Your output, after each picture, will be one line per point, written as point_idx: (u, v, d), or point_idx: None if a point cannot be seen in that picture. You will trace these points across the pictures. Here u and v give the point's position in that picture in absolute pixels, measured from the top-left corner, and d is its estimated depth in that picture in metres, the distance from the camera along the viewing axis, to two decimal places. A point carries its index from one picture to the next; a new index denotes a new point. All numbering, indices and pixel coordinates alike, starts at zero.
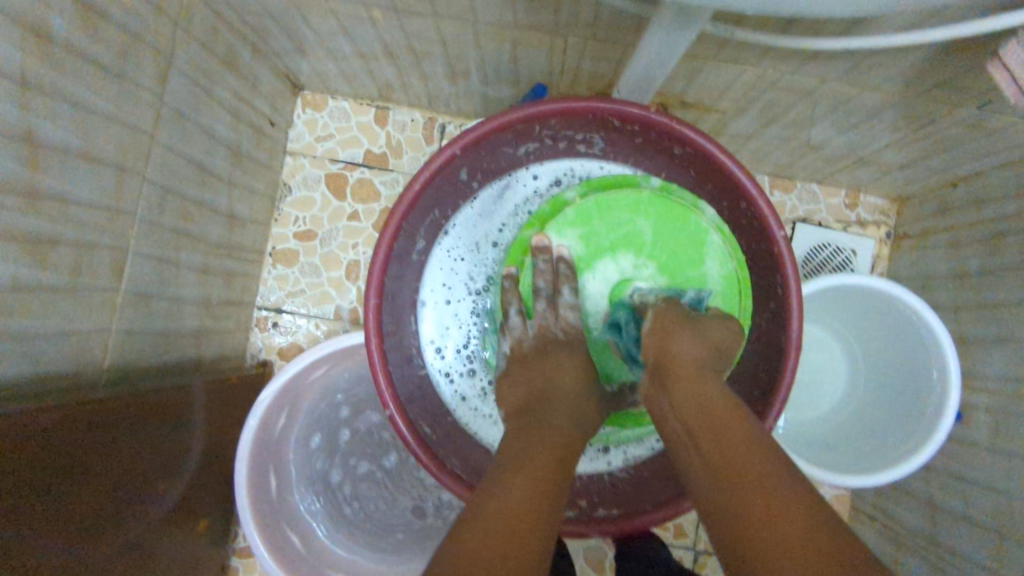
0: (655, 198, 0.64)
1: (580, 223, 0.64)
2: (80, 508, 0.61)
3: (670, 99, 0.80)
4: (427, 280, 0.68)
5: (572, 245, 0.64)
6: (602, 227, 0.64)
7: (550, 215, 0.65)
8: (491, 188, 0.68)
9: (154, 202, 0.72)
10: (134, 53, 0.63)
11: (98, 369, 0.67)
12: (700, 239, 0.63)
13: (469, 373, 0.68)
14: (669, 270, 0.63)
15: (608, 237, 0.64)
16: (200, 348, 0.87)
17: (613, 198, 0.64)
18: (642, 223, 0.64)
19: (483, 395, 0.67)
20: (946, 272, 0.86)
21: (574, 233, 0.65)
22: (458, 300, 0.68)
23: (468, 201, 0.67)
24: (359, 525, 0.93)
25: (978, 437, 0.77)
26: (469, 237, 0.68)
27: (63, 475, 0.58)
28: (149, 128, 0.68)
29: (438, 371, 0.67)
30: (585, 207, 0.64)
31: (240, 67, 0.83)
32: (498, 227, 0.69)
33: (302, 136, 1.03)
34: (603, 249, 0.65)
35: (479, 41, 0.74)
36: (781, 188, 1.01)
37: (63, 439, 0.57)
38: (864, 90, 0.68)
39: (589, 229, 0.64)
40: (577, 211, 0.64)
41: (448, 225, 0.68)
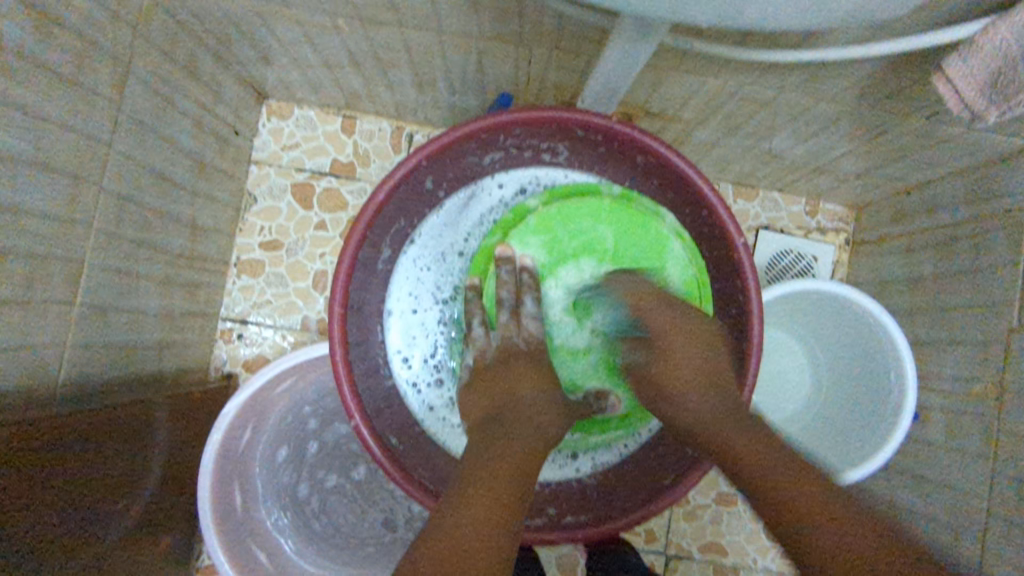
0: (618, 205, 0.64)
1: (544, 230, 0.64)
2: (34, 528, 0.59)
3: (635, 109, 0.82)
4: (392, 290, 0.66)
5: (535, 254, 0.64)
6: (564, 235, 0.64)
7: (514, 223, 0.65)
8: (457, 197, 0.67)
9: (112, 212, 0.70)
10: (90, 59, 0.62)
11: (53, 386, 0.65)
12: (661, 246, 0.64)
13: (437, 384, 0.66)
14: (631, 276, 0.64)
15: (570, 245, 0.65)
16: (161, 362, 0.85)
17: (575, 206, 0.64)
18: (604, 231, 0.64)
19: (451, 405, 0.66)
20: (903, 277, 0.89)
21: (536, 242, 0.65)
22: (425, 310, 0.67)
23: (433, 211, 0.66)
24: (327, 540, 0.91)
25: (934, 437, 0.79)
26: (435, 247, 0.67)
27: (15, 493, 0.56)
28: (105, 137, 0.66)
29: (406, 382, 0.66)
30: (550, 215, 0.64)
31: (201, 74, 0.82)
32: (464, 236, 0.68)
33: (268, 145, 1.01)
34: (565, 259, 0.65)
35: (445, 50, 0.74)
36: (744, 196, 1.03)
37: (11, 456, 0.55)
38: (820, 101, 0.70)
39: (552, 237, 0.65)
40: (540, 219, 0.64)
41: (414, 234, 0.66)
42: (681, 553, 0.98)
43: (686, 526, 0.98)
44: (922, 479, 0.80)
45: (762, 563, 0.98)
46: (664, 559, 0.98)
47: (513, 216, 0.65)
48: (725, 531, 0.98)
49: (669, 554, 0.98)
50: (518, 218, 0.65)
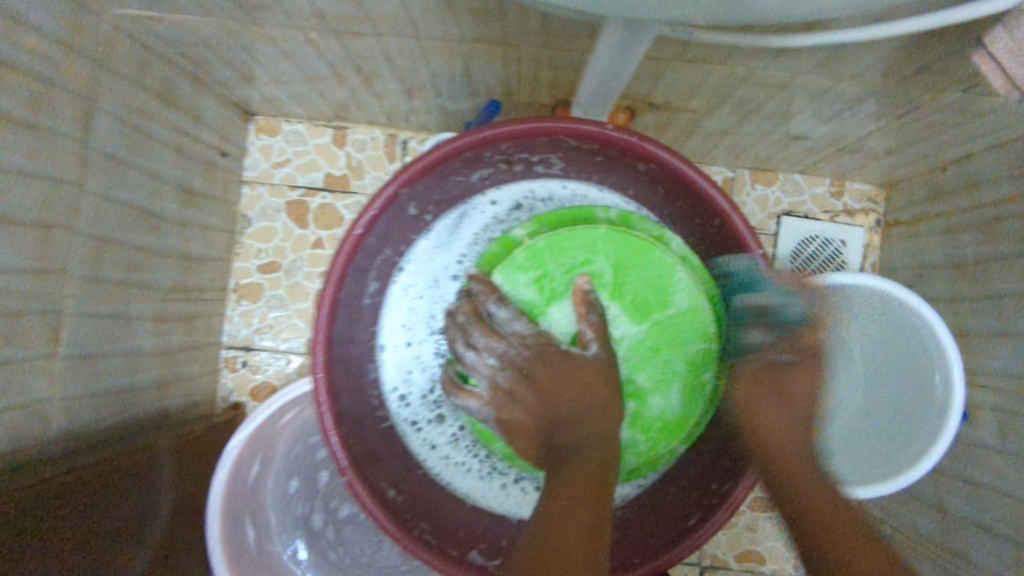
0: (619, 232, 0.56)
1: (534, 265, 0.55)
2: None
3: (638, 102, 0.76)
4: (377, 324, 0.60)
5: (525, 293, 0.56)
6: (558, 271, 0.55)
7: (501, 256, 0.56)
8: (446, 218, 0.59)
9: (92, 255, 0.67)
10: (49, 100, 0.58)
11: (42, 442, 0.62)
12: (675, 279, 0.55)
13: (438, 420, 0.60)
14: (635, 311, 0.56)
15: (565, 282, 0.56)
16: (163, 400, 0.82)
17: (569, 236, 0.55)
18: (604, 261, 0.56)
19: (456, 442, 0.60)
20: (943, 262, 0.82)
21: (525, 278, 0.55)
22: (420, 342, 0.60)
23: (420, 234, 0.59)
24: (345, 571, 0.89)
25: (986, 438, 0.73)
26: (426, 273, 0.59)
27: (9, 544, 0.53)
28: (75, 179, 0.63)
29: (404, 421, 0.60)
30: (540, 248, 0.55)
31: (178, 99, 0.78)
32: (458, 258, 0.59)
33: (258, 164, 0.97)
34: (561, 298, 0.56)
35: (427, 56, 0.69)
36: (763, 182, 0.96)
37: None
38: (841, 81, 0.64)
39: (543, 272, 0.55)
40: (530, 253, 0.55)
41: (402, 260, 0.59)
42: (715, 563, 0.93)
43: (720, 535, 0.93)
44: (975, 483, 0.74)
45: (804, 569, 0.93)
46: (698, 570, 0.93)
47: (500, 247, 0.56)
48: (762, 538, 0.93)
49: (703, 566, 0.93)
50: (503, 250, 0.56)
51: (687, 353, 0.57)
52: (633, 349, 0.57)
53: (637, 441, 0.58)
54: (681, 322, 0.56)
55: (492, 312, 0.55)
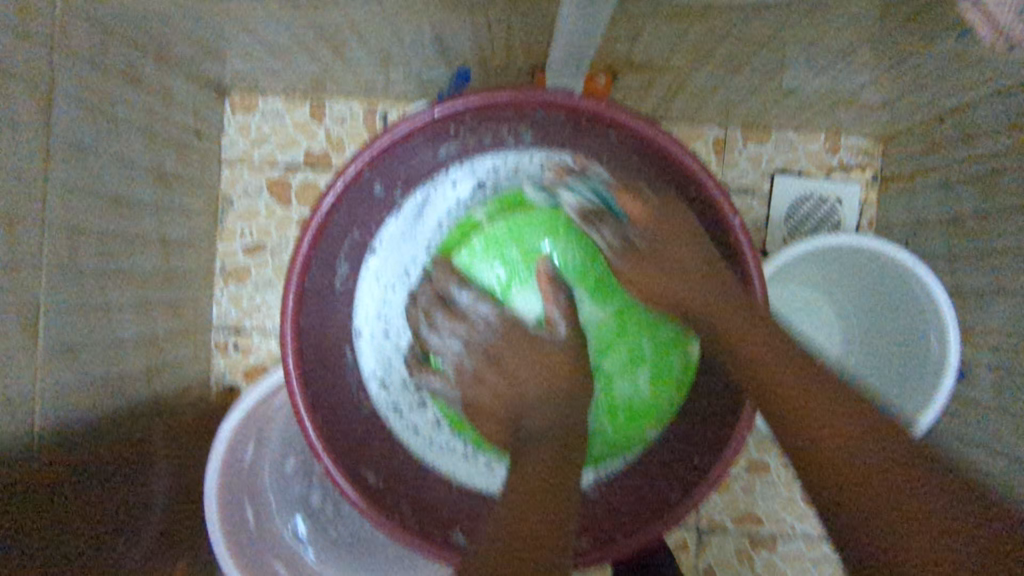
0: (575, 217, 0.59)
1: (494, 249, 0.59)
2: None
3: (618, 63, 0.73)
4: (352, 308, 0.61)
5: (489, 274, 0.59)
6: (517, 253, 0.59)
7: (462, 239, 0.60)
8: (412, 199, 0.61)
9: (64, 246, 0.66)
10: (3, 90, 0.56)
11: (31, 434, 0.64)
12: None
13: (420, 404, 0.62)
14: (597, 295, 0.60)
15: (525, 264, 0.59)
16: (153, 387, 0.83)
17: (525, 220, 0.59)
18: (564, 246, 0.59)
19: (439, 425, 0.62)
20: (939, 217, 0.79)
21: (489, 262, 0.59)
22: (398, 331, 0.62)
23: (392, 214, 0.61)
24: (346, 546, 0.90)
25: (982, 396, 0.72)
26: (398, 260, 0.62)
27: None
28: (40, 170, 0.61)
29: (386, 405, 0.62)
30: (498, 232, 0.59)
31: (145, 81, 0.75)
32: (424, 247, 0.62)
33: (236, 143, 0.95)
34: (524, 281, 0.59)
35: (394, 24, 0.66)
36: (755, 140, 0.93)
37: None
38: (827, 32, 0.61)
39: (503, 255, 0.59)
40: (488, 236, 0.59)
41: (374, 242, 0.61)
42: (712, 526, 0.94)
43: (717, 498, 0.94)
44: (970, 442, 0.73)
45: (802, 529, 0.94)
46: (696, 534, 0.94)
47: (461, 233, 0.60)
48: (759, 501, 0.94)
49: (701, 528, 0.94)
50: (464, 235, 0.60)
51: (648, 336, 0.60)
52: (596, 331, 0.60)
53: (606, 425, 0.60)
54: (638, 303, 0.60)
55: (455, 294, 0.57)
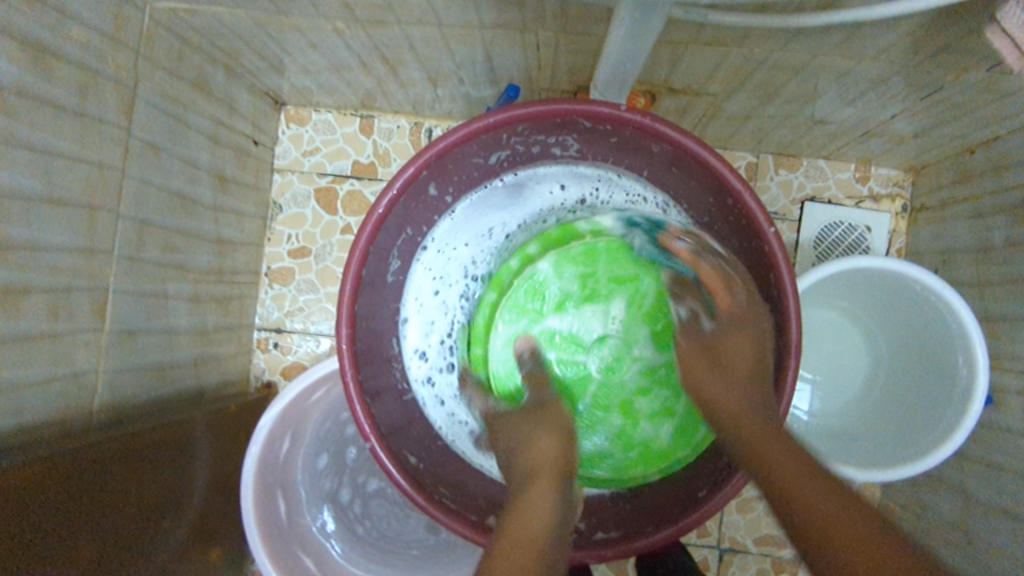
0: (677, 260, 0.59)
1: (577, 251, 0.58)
2: (68, 566, 0.59)
3: (656, 86, 0.77)
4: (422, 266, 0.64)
5: (566, 284, 0.59)
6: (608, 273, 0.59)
7: (559, 240, 0.59)
8: (502, 180, 0.63)
9: (133, 236, 0.71)
10: (94, 89, 0.62)
11: (89, 411, 0.67)
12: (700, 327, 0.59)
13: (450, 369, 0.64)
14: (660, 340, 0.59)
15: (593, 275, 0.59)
16: (199, 377, 0.87)
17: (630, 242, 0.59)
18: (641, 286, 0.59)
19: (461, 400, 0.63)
20: (968, 245, 0.81)
21: (571, 270, 0.59)
22: (449, 287, 0.64)
23: (443, 215, 0.63)
24: (372, 543, 0.93)
25: (1011, 422, 0.73)
26: (478, 228, 0.64)
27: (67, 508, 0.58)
28: (118, 164, 0.66)
29: (420, 383, 0.64)
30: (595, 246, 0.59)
31: (213, 90, 0.81)
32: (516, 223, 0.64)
33: (289, 152, 1.01)
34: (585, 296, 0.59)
35: (449, 44, 0.71)
36: (786, 167, 0.96)
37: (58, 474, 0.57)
38: (860, 61, 0.64)
39: (590, 271, 0.59)
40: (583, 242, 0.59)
41: (426, 238, 0.64)
42: (735, 547, 0.94)
43: (741, 518, 0.94)
44: (999, 468, 0.73)
45: None
46: (718, 553, 0.94)
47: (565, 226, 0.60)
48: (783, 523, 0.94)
49: (723, 548, 0.94)
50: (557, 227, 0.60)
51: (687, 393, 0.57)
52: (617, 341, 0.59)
53: (619, 454, 0.58)
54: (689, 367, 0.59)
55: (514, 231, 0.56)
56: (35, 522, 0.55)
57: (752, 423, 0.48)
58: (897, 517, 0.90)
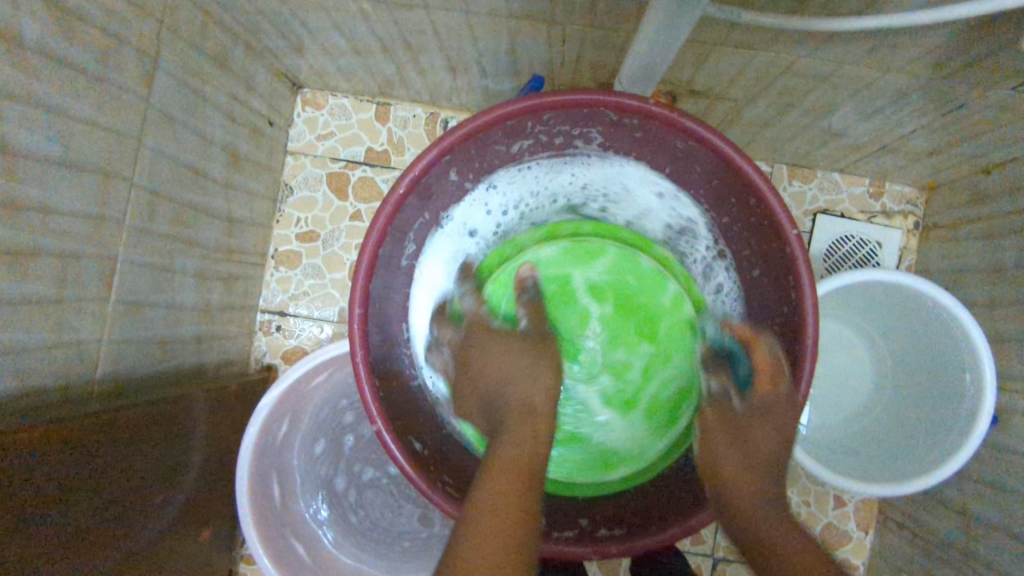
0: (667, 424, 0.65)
1: (648, 396, 0.66)
2: (53, 545, 0.58)
3: (678, 87, 0.76)
4: (514, 197, 0.66)
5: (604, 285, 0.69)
6: (645, 424, 0.66)
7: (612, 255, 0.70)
8: (547, 158, 0.64)
9: (144, 207, 0.70)
10: (115, 54, 0.61)
11: (90, 381, 0.66)
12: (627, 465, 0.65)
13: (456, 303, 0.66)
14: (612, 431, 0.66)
15: (638, 377, 0.67)
16: (201, 354, 0.86)
17: (651, 467, 0.65)
18: (632, 430, 0.66)
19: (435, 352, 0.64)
20: (978, 265, 0.81)
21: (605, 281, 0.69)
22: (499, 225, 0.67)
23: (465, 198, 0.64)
24: (364, 534, 0.92)
25: (1015, 444, 0.73)
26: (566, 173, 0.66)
27: (66, 478, 0.58)
28: (134, 132, 0.66)
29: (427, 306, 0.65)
30: (663, 392, 0.66)
31: (233, 67, 0.81)
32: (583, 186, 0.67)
33: (303, 135, 1.00)
34: (624, 363, 0.67)
35: (474, 32, 0.71)
36: (800, 178, 0.96)
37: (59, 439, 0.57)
38: (886, 72, 0.64)
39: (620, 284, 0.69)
40: (660, 383, 0.66)
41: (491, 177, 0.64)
42: (729, 556, 0.93)
43: None
44: (1002, 490, 0.73)
45: None
46: (712, 562, 0.93)
47: (679, 381, 0.66)
48: None
49: (717, 557, 0.93)
50: (675, 381, 0.66)
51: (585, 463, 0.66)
52: (614, 358, 0.67)
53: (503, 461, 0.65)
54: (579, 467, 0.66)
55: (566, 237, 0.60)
56: (32, 486, 0.54)
57: (758, 523, 0.53)
58: (893, 536, 0.89)
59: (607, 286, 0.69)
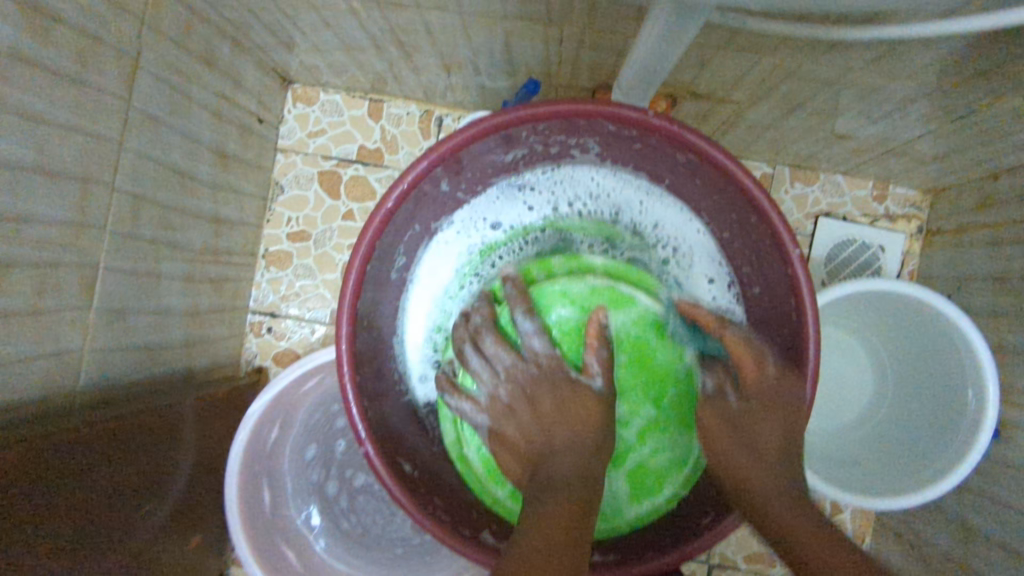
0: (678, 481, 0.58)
1: (636, 459, 0.57)
2: (29, 566, 0.56)
3: (679, 89, 0.74)
4: (566, 195, 0.63)
5: (622, 325, 0.56)
6: (625, 485, 0.58)
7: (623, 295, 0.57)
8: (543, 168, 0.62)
9: (127, 213, 0.68)
10: (94, 55, 0.58)
11: (73, 391, 0.65)
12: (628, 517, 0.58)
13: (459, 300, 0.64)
14: (626, 476, 0.58)
15: (633, 437, 0.57)
16: (189, 359, 0.84)
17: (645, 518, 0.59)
18: (636, 484, 0.58)
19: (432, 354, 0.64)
20: (983, 274, 0.79)
21: (623, 324, 0.56)
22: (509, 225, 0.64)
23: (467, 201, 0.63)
24: (356, 539, 0.91)
25: (1017, 459, 0.71)
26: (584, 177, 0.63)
27: (43, 499, 0.56)
28: (116, 135, 0.63)
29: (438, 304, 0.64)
30: (674, 449, 0.58)
31: (220, 64, 0.78)
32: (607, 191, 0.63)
33: (294, 132, 0.98)
34: (624, 420, 0.57)
35: (468, 31, 0.68)
36: (802, 180, 0.94)
37: (39, 457, 0.55)
38: (894, 79, 0.62)
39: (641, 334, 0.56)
40: (652, 449, 0.58)
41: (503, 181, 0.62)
42: (724, 562, 0.93)
43: (732, 535, 0.92)
44: (1003, 504, 0.72)
45: None
46: (706, 568, 0.93)
47: (674, 452, 0.58)
48: None
49: (711, 563, 0.92)
50: (670, 452, 0.58)
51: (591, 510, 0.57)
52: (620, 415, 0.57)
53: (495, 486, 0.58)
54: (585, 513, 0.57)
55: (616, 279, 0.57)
56: (10, 506, 0.52)
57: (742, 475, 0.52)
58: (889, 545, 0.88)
59: (632, 338, 0.56)
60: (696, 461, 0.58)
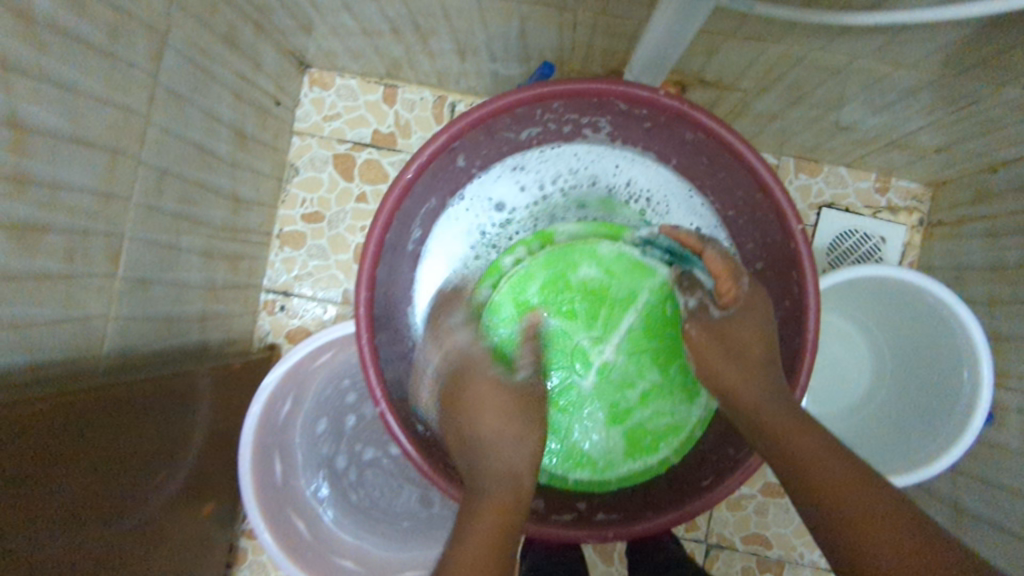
0: (675, 445, 0.63)
1: (636, 419, 0.63)
2: (55, 520, 0.58)
3: (687, 77, 0.76)
4: (558, 176, 0.66)
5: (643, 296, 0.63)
6: (622, 442, 0.63)
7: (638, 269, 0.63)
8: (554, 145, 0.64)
9: (151, 186, 0.70)
10: (125, 31, 0.61)
11: (96, 355, 0.67)
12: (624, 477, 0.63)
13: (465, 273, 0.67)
14: (627, 435, 0.63)
15: (636, 397, 0.63)
16: (205, 332, 0.87)
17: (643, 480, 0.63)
18: (636, 442, 0.63)
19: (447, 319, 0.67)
20: (982, 264, 0.81)
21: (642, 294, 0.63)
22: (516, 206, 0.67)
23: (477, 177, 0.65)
24: (363, 512, 0.94)
25: (1010, 442, 0.74)
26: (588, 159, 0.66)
27: (69, 457, 0.58)
28: (143, 110, 0.66)
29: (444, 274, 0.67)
30: (672, 414, 0.63)
31: (242, 45, 0.80)
32: (610, 168, 0.66)
33: (310, 115, 1.00)
34: (628, 379, 0.63)
35: (484, 16, 0.70)
36: (806, 171, 0.96)
37: (68, 415, 0.57)
38: (896, 67, 0.64)
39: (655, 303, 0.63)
40: (653, 411, 0.63)
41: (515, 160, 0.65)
42: (722, 542, 0.95)
43: (730, 516, 0.95)
44: (995, 486, 0.75)
45: (809, 559, 0.94)
46: (705, 548, 0.95)
47: (672, 417, 0.63)
48: (770, 524, 0.95)
49: (710, 543, 0.95)
50: (669, 417, 0.63)
51: (591, 461, 0.63)
52: (627, 373, 0.64)
53: None
54: (586, 463, 0.63)
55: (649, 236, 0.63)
56: (41, 460, 0.55)
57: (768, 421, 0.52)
58: None
59: (648, 304, 0.63)
60: (692, 429, 0.63)
